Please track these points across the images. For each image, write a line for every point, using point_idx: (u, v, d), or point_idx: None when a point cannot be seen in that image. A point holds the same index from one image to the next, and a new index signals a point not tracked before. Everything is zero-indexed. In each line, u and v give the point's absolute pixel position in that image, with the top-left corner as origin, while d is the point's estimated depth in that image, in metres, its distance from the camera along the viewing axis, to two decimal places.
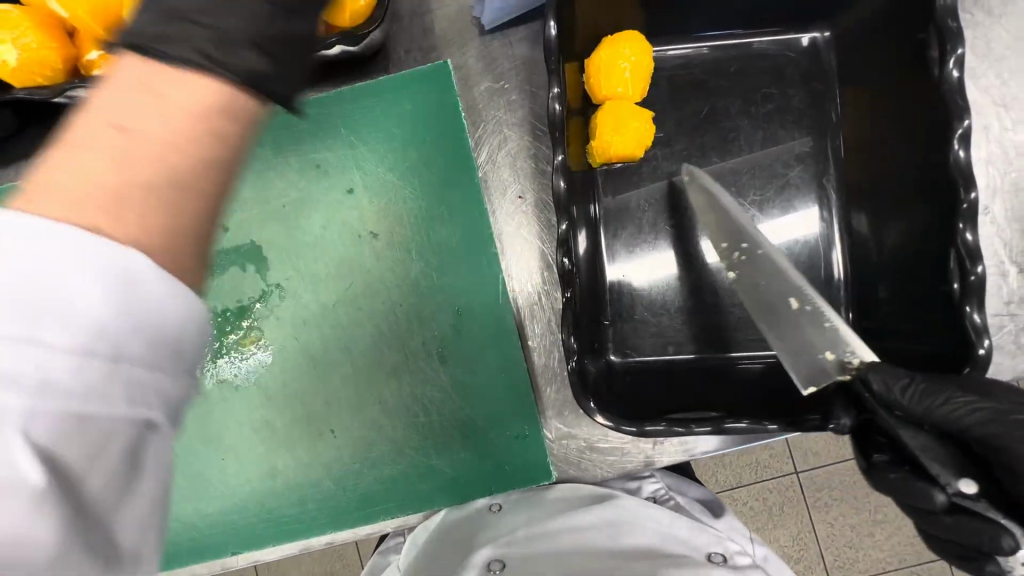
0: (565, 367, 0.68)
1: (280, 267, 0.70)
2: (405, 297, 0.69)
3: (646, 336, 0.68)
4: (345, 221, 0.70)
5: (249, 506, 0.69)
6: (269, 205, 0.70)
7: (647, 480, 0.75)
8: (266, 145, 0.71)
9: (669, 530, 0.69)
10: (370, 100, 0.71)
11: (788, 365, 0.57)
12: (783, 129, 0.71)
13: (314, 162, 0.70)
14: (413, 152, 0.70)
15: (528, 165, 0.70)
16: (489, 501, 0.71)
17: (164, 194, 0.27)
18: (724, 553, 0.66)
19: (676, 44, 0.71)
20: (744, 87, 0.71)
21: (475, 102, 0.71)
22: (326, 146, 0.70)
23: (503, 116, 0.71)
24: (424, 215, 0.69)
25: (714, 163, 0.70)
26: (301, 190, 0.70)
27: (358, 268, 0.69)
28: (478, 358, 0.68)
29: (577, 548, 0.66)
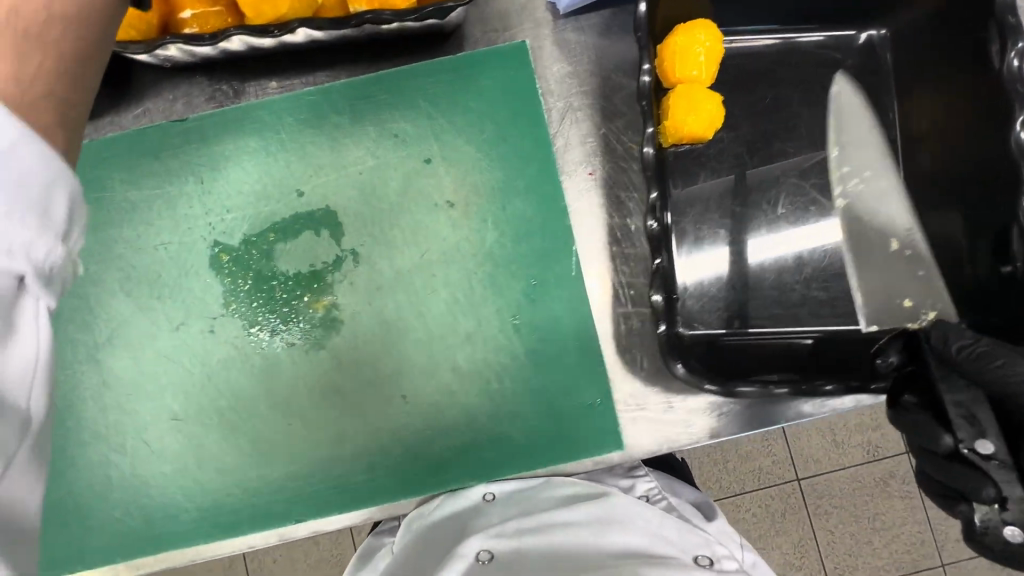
0: (635, 338, 0.69)
1: (354, 232, 0.70)
2: (479, 265, 0.70)
3: (712, 310, 0.70)
4: (422, 189, 0.71)
5: (315, 472, 0.68)
6: (345, 172, 0.71)
7: (641, 478, 0.72)
8: (344, 114, 0.72)
9: (658, 530, 0.68)
10: (448, 75, 0.72)
11: (863, 300, 0.69)
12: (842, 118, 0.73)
13: (392, 131, 0.72)
14: (489, 125, 0.72)
15: (599, 144, 0.73)
16: (484, 490, 0.68)
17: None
18: (712, 556, 0.66)
19: (742, 34, 0.75)
20: (805, 78, 0.74)
21: (549, 82, 0.74)
22: (401, 116, 0.72)
23: (576, 96, 0.74)
24: (499, 187, 0.71)
25: (777, 148, 0.73)
26: (378, 158, 0.71)
27: (433, 236, 0.70)
28: (551, 328, 0.69)
29: (568, 540, 0.65)
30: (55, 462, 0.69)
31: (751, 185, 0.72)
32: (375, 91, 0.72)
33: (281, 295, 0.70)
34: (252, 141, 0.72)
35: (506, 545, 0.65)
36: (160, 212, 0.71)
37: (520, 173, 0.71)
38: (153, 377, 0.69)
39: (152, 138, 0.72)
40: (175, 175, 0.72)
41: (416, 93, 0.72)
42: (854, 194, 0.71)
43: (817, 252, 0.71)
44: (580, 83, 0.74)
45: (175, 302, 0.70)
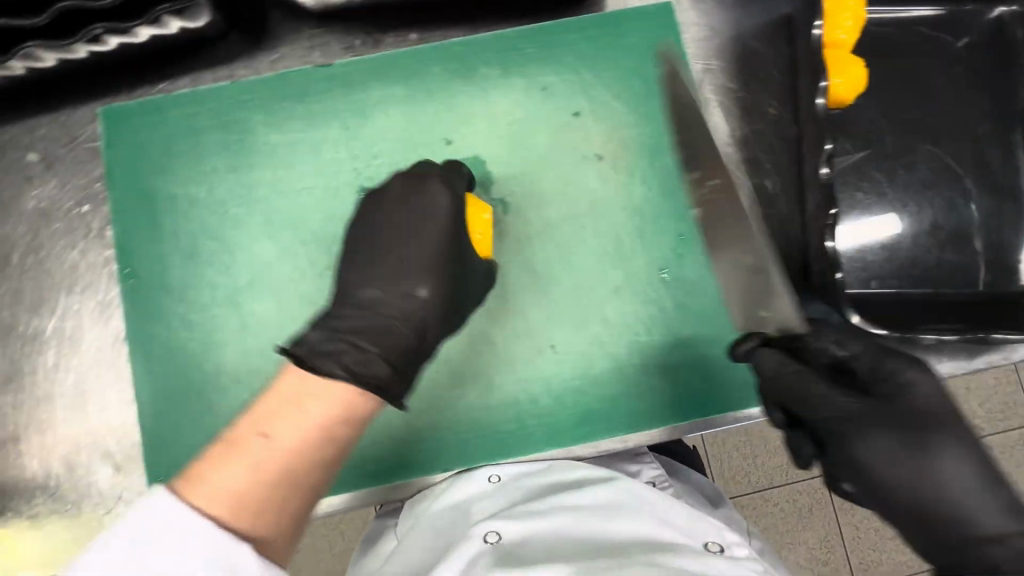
0: (776, 295, 0.72)
1: (505, 183, 0.71)
2: (627, 218, 0.70)
3: (852, 265, 0.72)
4: (572, 142, 0.71)
5: (462, 421, 0.68)
6: (495, 123, 0.71)
7: (648, 466, 0.71)
8: (493, 65, 0.72)
9: (666, 514, 0.58)
10: (596, 31, 0.73)
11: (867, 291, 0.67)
12: (970, 90, 0.76)
13: (541, 84, 0.72)
14: (637, 82, 0.72)
15: (737, 108, 0.76)
16: (489, 472, 0.65)
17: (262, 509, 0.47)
18: (722, 543, 0.54)
19: (876, 9, 0.78)
20: (935, 53, 0.77)
21: (692, 48, 0.77)
22: (548, 68, 0.72)
23: (716, 62, 0.77)
24: (649, 142, 0.71)
25: (910, 116, 0.76)
26: (527, 110, 0.71)
27: (582, 188, 0.70)
28: (697, 282, 0.70)
29: (573, 525, 0.56)
30: (184, 401, 0.67)
31: (890, 150, 0.74)
32: (523, 44, 0.73)
33: None
34: (400, 88, 0.71)
35: (517, 532, 0.56)
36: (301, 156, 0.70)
37: (665, 130, 0.71)
38: (296, 322, 0.68)
39: (297, 80, 0.71)
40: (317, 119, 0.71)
41: (563, 45, 0.73)
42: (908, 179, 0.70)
43: (951, 216, 0.73)
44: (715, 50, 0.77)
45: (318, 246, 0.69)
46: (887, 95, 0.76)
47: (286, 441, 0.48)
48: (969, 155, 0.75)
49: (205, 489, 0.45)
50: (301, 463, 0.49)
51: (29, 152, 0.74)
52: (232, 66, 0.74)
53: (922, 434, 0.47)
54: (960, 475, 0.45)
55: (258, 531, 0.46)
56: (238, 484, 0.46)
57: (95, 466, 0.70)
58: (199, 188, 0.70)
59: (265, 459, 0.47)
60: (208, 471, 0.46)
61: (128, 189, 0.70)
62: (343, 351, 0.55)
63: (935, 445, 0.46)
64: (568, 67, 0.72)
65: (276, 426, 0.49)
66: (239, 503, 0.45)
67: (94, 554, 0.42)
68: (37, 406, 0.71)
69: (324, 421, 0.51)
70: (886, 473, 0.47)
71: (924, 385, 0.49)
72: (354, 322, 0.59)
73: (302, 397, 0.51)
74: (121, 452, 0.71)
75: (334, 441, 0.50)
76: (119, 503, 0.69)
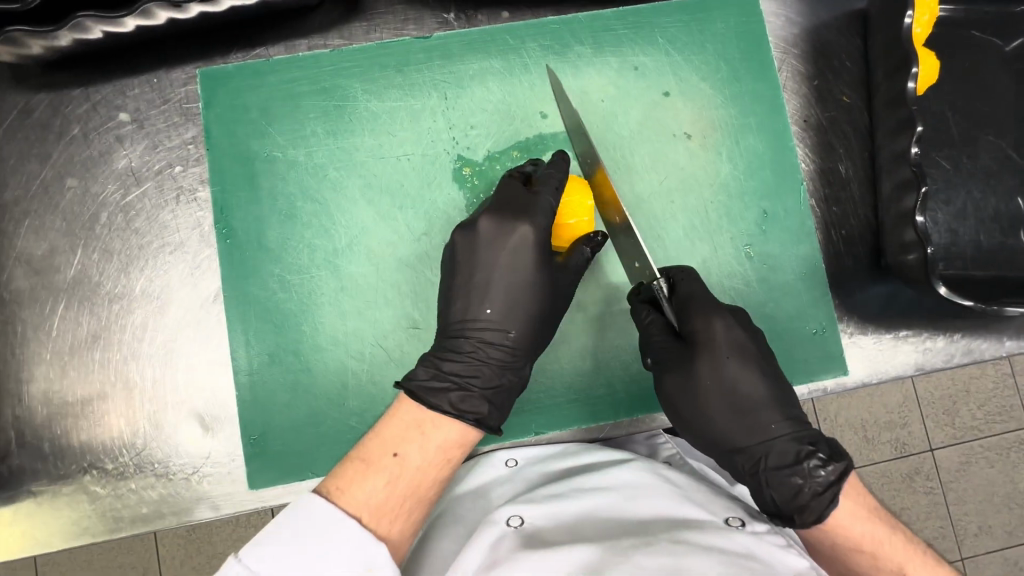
0: (833, 250, 1.02)
1: (594, 120, 1.04)
2: (713, 192, 1.03)
3: (831, 229, 1.02)
4: (664, 125, 1.04)
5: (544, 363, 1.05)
6: (588, 93, 1.05)
7: (663, 445, 1.01)
8: (592, 45, 1.06)
9: (684, 500, 0.82)
10: (676, 31, 1.06)
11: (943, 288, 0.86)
12: (986, 108, 1.01)
13: (633, 64, 1.06)
14: (723, 66, 1.06)
15: (795, 66, 1.07)
16: (508, 458, 0.97)
17: (391, 502, 0.77)
18: (744, 520, 0.78)
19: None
20: (1004, 68, 1.02)
21: (770, 19, 1.08)
22: (641, 51, 1.06)
23: (776, 7, 1.09)
24: (737, 120, 1.04)
25: (949, 116, 1.01)
26: (620, 85, 1.05)
27: (673, 168, 1.03)
28: (768, 258, 1.01)
29: (601, 504, 0.81)
30: (293, 324, 1.02)
31: (956, 143, 1.00)
32: (615, 24, 1.07)
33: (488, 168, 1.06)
34: (495, 61, 1.07)
35: (534, 513, 0.80)
36: (450, 105, 1.07)
37: (715, 147, 1.03)
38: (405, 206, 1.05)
39: (398, 52, 1.08)
40: (516, 64, 1.07)
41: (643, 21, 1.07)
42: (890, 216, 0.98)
43: (943, 214, 0.97)
44: (798, 33, 1.08)
45: (455, 151, 1.06)
46: (957, 85, 1.02)
47: (415, 457, 0.80)
48: (965, 158, 0.99)
49: (353, 486, 0.76)
50: (411, 481, 0.78)
51: (121, 113, 1.09)
52: (327, 35, 1.10)
53: (719, 373, 0.89)
54: (756, 402, 0.87)
55: (393, 535, 0.76)
56: (376, 495, 0.76)
57: (186, 425, 1.00)
58: (298, 151, 1.07)
59: (399, 481, 0.77)
60: (360, 487, 0.76)
61: (231, 152, 1.06)
62: (428, 397, 0.86)
63: (733, 383, 0.88)
64: (659, 47, 1.06)
65: (407, 453, 0.80)
66: (377, 506, 0.75)
67: (276, 534, 0.71)
68: (130, 348, 1.03)
69: (442, 441, 0.83)
70: (709, 409, 0.88)
71: (725, 333, 0.90)
72: (427, 391, 0.87)
73: (419, 447, 0.81)
74: (209, 413, 1.01)
75: (443, 462, 0.82)
76: (185, 473, 0.98)
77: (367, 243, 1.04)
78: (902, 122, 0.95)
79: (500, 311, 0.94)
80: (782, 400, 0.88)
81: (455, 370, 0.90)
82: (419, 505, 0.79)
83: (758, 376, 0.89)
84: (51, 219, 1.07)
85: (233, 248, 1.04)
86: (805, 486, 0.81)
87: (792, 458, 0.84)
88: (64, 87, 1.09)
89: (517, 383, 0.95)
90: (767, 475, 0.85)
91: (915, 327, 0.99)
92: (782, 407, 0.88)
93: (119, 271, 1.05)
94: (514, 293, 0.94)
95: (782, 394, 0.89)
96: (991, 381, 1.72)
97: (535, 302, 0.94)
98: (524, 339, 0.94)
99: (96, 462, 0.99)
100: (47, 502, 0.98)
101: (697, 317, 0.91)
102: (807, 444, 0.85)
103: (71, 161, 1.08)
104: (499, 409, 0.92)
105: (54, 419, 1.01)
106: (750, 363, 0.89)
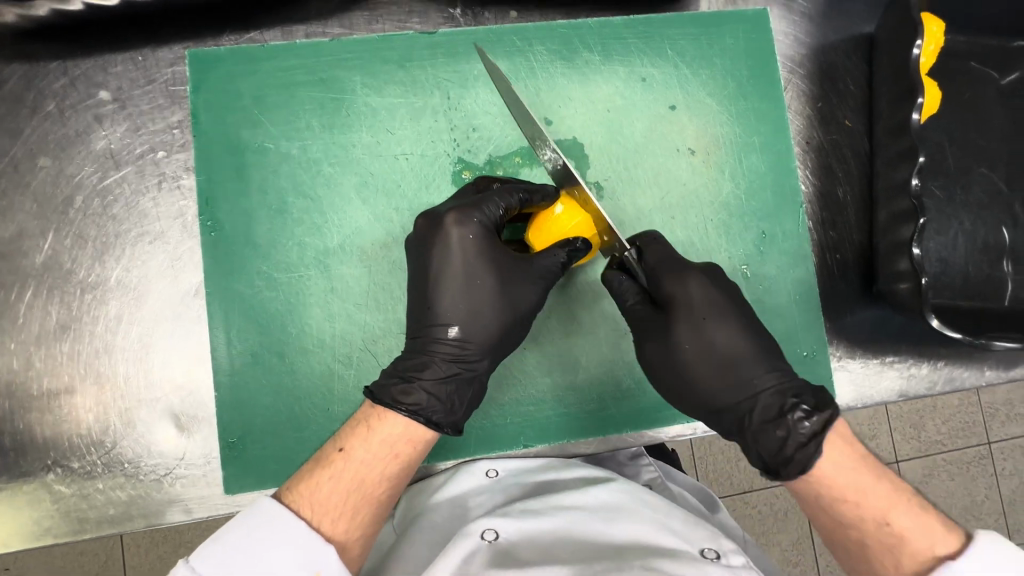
0: (826, 275, 1.05)
1: (606, 130, 1.05)
2: (713, 210, 1.05)
3: (825, 254, 1.06)
4: (670, 141, 1.06)
5: (545, 368, 1.05)
6: (599, 102, 1.06)
7: (646, 468, 1.03)
8: (604, 54, 1.07)
9: (666, 522, 0.83)
10: (685, 46, 1.08)
11: (934, 320, 0.88)
12: (979, 140, 1.04)
13: (642, 75, 1.07)
14: (730, 83, 1.08)
15: (799, 88, 1.10)
16: (489, 467, 0.97)
17: (337, 499, 0.77)
18: (718, 550, 0.78)
19: (952, 32, 1.06)
20: (1000, 106, 1.05)
21: (778, 41, 1.11)
22: (651, 63, 1.07)
23: (781, 27, 1.11)
24: (740, 142, 1.07)
25: (946, 149, 1.03)
26: (630, 95, 1.06)
27: (675, 184, 1.05)
28: (761, 275, 1.04)
29: (577, 523, 0.82)
30: (290, 325, 0.99)
31: (952, 174, 1.02)
32: (627, 34, 1.08)
33: (498, 169, 1.04)
34: (504, 63, 1.06)
35: (509, 527, 0.81)
36: (453, 105, 1.05)
37: (718, 165, 1.06)
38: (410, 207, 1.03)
39: (400, 49, 1.05)
40: (522, 67, 1.06)
41: (652, 32, 1.08)
42: (885, 242, 1.00)
43: (937, 242, 1.00)
44: (806, 53, 1.11)
45: (456, 153, 1.04)
46: (956, 115, 1.05)
47: (360, 452, 0.80)
48: (956, 188, 1.02)
49: (302, 484, 0.77)
50: (360, 472, 0.79)
51: (102, 92, 1.04)
52: (329, 23, 1.07)
53: (698, 349, 0.89)
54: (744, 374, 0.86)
55: (340, 534, 0.76)
56: (320, 490, 0.76)
57: (163, 420, 0.96)
58: (295, 146, 1.03)
59: (342, 476, 0.78)
60: (305, 488, 0.77)
61: (229, 143, 1.02)
62: (382, 396, 0.86)
63: (716, 347, 0.88)
64: (667, 60, 1.08)
65: (352, 448, 0.80)
66: (322, 501, 0.76)
67: (226, 532, 0.71)
68: (106, 338, 0.98)
69: (387, 436, 0.83)
70: (693, 370, 0.88)
71: (700, 292, 0.90)
72: (381, 391, 0.87)
73: (365, 442, 0.81)
74: (186, 413, 0.97)
75: (390, 457, 0.81)
76: (161, 469, 0.95)
77: (361, 244, 1.02)
78: (904, 155, 0.97)
79: (441, 308, 0.91)
80: (765, 354, 0.87)
81: (416, 371, 0.89)
82: (367, 505, 0.78)
83: (736, 335, 0.88)
84: (20, 200, 1.01)
85: (218, 241, 1.00)
86: (789, 437, 0.80)
87: (776, 410, 0.83)
88: (41, 60, 1.03)
89: (467, 377, 0.91)
90: (752, 430, 0.84)
91: (895, 350, 1.03)
92: (767, 360, 0.87)
93: (94, 259, 1.00)
94: (459, 290, 0.91)
95: (765, 348, 0.88)
96: (955, 399, 1.80)
97: (478, 297, 0.91)
98: (468, 334, 0.91)
99: (60, 460, 0.95)
100: (5, 500, 0.93)
101: (675, 281, 0.90)
102: (791, 395, 0.84)
103: (45, 139, 1.02)
104: (446, 405, 0.88)
105: (17, 412, 0.96)
106: (728, 320, 0.89)
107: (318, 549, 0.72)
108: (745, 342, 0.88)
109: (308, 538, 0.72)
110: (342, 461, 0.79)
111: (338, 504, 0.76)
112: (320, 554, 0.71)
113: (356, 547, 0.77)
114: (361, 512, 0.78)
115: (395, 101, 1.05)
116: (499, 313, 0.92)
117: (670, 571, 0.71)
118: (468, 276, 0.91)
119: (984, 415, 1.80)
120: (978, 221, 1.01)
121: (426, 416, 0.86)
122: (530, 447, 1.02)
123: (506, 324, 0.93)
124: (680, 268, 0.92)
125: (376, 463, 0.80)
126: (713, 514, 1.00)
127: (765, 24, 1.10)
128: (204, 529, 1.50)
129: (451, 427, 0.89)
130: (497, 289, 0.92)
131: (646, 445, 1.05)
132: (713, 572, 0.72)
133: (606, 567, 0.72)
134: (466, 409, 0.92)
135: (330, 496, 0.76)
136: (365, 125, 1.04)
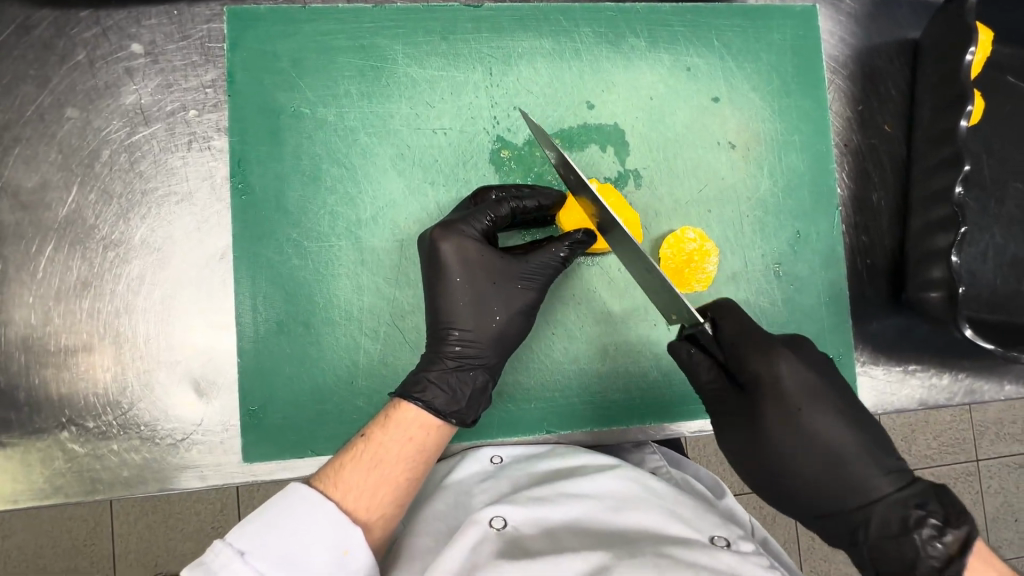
0: (854, 279, 1.05)
1: (648, 119, 1.04)
2: (751, 207, 1.05)
3: (856, 258, 1.06)
4: (711, 133, 1.05)
5: (573, 363, 1.04)
6: (642, 91, 1.05)
7: (651, 456, 1.00)
8: (651, 41, 1.06)
9: (675, 509, 0.83)
10: (733, 40, 1.07)
11: (967, 332, 0.88)
12: (1017, 155, 1.04)
13: (687, 66, 1.06)
14: (775, 79, 1.08)
15: (840, 88, 1.10)
16: (492, 454, 0.96)
17: (361, 484, 0.77)
18: (728, 539, 0.79)
19: (996, 43, 1.07)
20: None
21: (824, 39, 1.10)
22: (696, 53, 1.06)
23: (826, 26, 1.10)
24: (780, 139, 1.06)
25: (984, 163, 1.03)
26: (676, 83, 1.05)
27: (715, 180, 1.04)
28: (793, 276, 1.04)
29: (586, 512, 0.82)
30: (320, 296, 0.98)
31: (986, 187, 1.03)
32: (676, 24, 1.06)
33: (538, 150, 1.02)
34: (549, 44, 1.04)
35: (517, 515, 0.80)
36: (495, 83, 1.03)
37: (756, 161, 1.06)
38: (447, 182, 1.02)
39: (444, 23, 1.04)
40: (567, 48, 1.05)
41: (700, 22, 1.07)
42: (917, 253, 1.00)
43: (968, 256, 1.00)
44: (851, 53, 1.10)
45: (495, 131, 1.03)
46: (995, 127, 1.05)
47: (379, 435, 0.81)
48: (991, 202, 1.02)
49: (328, 468, 0.79)
50: (378, 452, 0.79)
51: (135, 47, 1.01)
52: None
53: (794, 429, 0.85)
54: (846, 457, 0.84)
55: (363, 513, 0.76)
56: (346, 477, 0.77)
57: (184, 384, 0.95)
58: (332, 114, 1.01)
59: (362, 458, 0.78)
60: (330, 471, 0.78)
61: (270, 105, 1.00)
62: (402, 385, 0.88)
63: (817, 441, 0.85)
64: (713, 51, 1.07)
65: (372, 433, 0.81)
66: (345, 482, 0.77)
67: (257, 513, 0.72)
68: (127, 297, 0.97)
69: (402, 420, 0.83)
70: (794, 476, 0.86)
71: (795, 381, 0.86)
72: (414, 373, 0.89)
73: (384, 428, 0.82)
74: (207, 382, 0.96)
75: (406, 439, 0.82)
76: (178, 434, 0.94)
77: (394, 216, 1.00)
78: (948, 164, 0.96)
79: (444, 303, 0.91)
80: (875, 450, 0.85)
81: (429, 368, 0.89)
82: (388, 486, 0.78)
83: (841, 428, 0.85)
84: (44, 150, 0.99)
85: (248, 205, 0.98)
86: (919, 558, 0.76)
87: (897, 523, 0.80)
88: (72, 8, 1.01)
89: (470, 369, 0.90)
90: (870, 540, 0.82)
91: (917, 359, 1.04)
92: (878, 463, 0.84)
93: (118, 216, 0.98)
94: (476, 285, 0.92)
95: (876, 446, 0.85)
96: (949, 414, 1.81)
97: (486, 291, 0.92)
98: (470, 328, 0.91)
99: (75, 418, 0.93)
100: (16, 455, 0.92)
101: (763, 366, 0.87)
102: (916, 508, 0.79)
103: (72, 90, 1.00)
104: (449, 393, 0.87)
105: (33, 367, 0.94)
106: (824, 413, 0.85)
107: (348, 538, 0.72)
108: (844, 435, 0.85)
109: (333, 524, 0.72)
110: (363, 445, 0.80)
111: (358, 487, 0.77)
112: (348, 540, 0.72)
113: (384, 526, 0.78)
114: (384, 495, 0.78)
115: (436, 74, 1.03)
116: (504, 303, 0.92)
117: (684, 558, 0.72)
118: (490, 271, 0.92)
119: (975, 433, 1.82)
120: (1012, 236, 1.01)
121: (427, 403, 0.85)
122: (553, 432, 1.02)
123: (514, 309, 0.92)
124: (766, 345, 0.87)
125: (395, 445, 0.81)
126: (719, 501, 0.98)
127: (813, 23, 1.09)
128: (197, 500, 1.48)
129: (456, 418, 0.86)
130: (508, 275, 0.92)
131: (664, 438, 1.05)
132: (725, 560, 0.73)
133: (617, 555, 0.72)
134: (472, 400, 0.89)
135: (353, 477, 0.77)
136: (407, 96, 1.02)
